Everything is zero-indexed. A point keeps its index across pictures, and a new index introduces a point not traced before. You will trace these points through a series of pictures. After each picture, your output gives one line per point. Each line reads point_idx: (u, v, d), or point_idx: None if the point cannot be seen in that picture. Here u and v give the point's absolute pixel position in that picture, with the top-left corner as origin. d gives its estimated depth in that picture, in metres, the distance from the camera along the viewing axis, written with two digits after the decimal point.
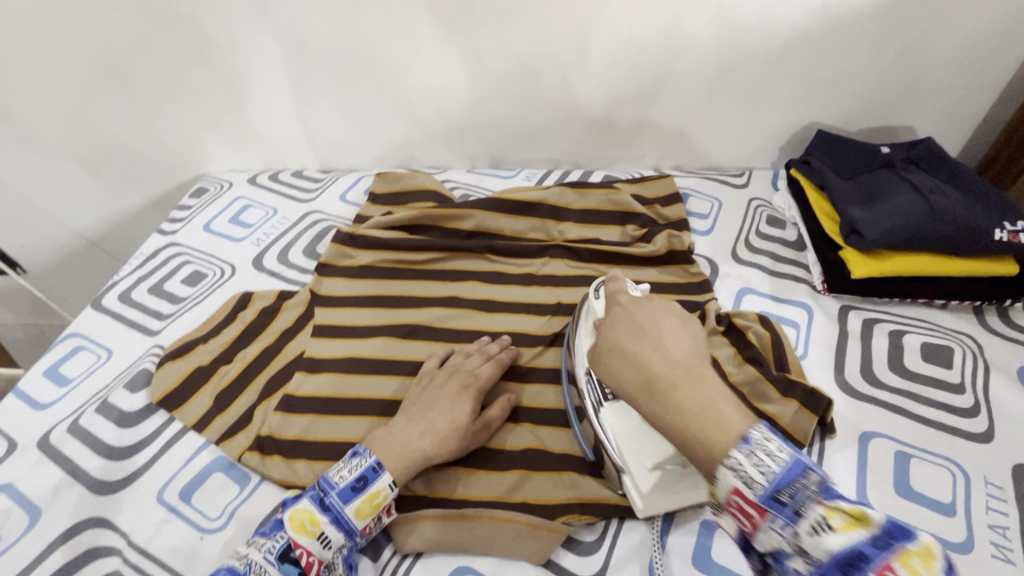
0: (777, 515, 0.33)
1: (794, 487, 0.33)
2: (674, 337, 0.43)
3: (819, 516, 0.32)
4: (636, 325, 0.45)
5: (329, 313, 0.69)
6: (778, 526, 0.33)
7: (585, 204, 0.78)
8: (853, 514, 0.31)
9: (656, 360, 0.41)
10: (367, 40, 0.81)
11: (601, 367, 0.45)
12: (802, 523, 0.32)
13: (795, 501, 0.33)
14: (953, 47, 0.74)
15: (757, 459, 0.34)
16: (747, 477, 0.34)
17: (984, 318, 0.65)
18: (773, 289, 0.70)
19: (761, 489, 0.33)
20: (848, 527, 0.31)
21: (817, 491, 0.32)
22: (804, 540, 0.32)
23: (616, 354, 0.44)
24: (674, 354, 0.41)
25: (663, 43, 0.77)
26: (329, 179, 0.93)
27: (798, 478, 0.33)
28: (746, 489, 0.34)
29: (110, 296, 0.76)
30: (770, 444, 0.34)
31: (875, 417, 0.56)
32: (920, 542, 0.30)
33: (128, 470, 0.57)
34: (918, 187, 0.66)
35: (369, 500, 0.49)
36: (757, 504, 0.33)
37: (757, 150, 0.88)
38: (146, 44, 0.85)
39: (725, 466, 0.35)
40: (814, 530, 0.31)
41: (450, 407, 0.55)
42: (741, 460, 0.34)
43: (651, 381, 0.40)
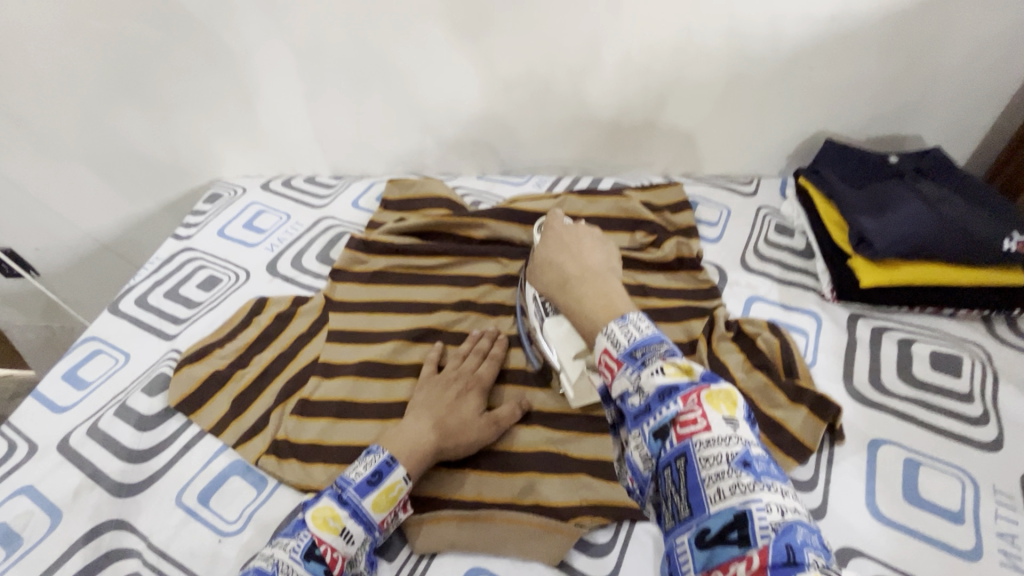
0: (629, 365, 0.41)
1: (648, 349, 0.41)
2: (590, 252, 0.59)
3: (659, 365, 0.39)
4: (561, 241, 0.61)
5: (344, 318, 0.70)
6: (629, 373, 0.40)
7: (595, 210, 0.79)
8: (683, 367, 0.39)
9: (570, 267, 0.57)
10: (381, 49, 0.82)
11: (535, 275, 0.60)
12: (646, 368, 0.40)
13: (644, 356, 0.41)
14: (961, 58, 0.75)
15: (627, 330, 0.43)
16: (615, 340, 0.43)
17: (992, 327, 0.66)
18: (782, 297, 0.71)
19: (623, 346, 0.42)
20: (677, 373, 0.39)
21: (664, 353, 0.41)
22: (643, 380, 0.39)
23: (544, 264, 0.59)
24: (586, 263, 0.57)
25: (672, 52, 0.78)
26: (340, 186, 0.94)
27: (653, 343, 0.41)
28: (613, 348, 0.43)
29: (126, 300, 0.77)
30: (641, 323, 0.44)
31: (884, 425, 0.57)
32: (726, 390, 0.37)
33: (147, 473, 0.58)
34: (927, 197, 0.67)
35: (386, 493, 0.50)
36: (618, 358, 0.42)
37: (765, 158, 0.89)
38: (163, 51, 0.86)
39: (603, 333, 0.45)
40: (651, 372, 0.39)
41: (456, 404, 0.58)
42: (615, 330, 0.44)
43: (566, 281, 0.56)
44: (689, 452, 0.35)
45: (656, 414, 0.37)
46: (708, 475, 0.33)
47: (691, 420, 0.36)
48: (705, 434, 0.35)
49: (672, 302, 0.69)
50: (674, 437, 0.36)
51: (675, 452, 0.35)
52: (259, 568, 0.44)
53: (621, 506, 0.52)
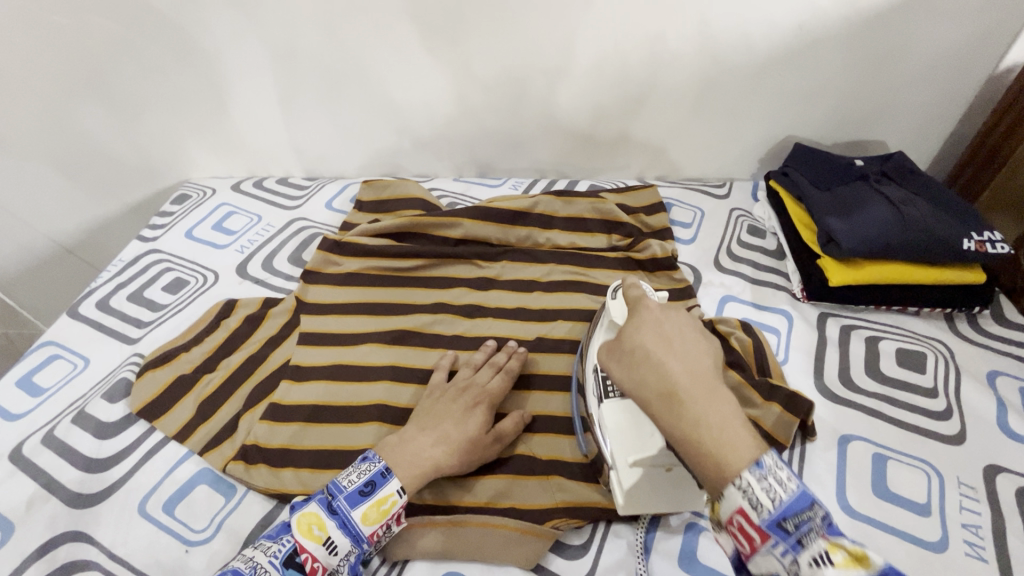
0: (779, 541, 0.34)
1: (800, 517, 0.34)
2: (696, 350, 0.42)
3: (821, 550, 0.33)
4: (661, 331, 0.43)
5: (316, 320, 0.69)
6: (778, 552, 0.34)
7: (571, 212, 0.79)
8: (853, 552, 0.32)
9: (677, 372, 0.40)
10: (355, 48, 0.81)
11: (618, 363, 0.43)
12: (804, 553, 0.33)
13: (798, 530, 0.34)
14: (921, 66, 0.77)
15: (767, 485, 0.35)
16: (754, 500, 0.34)
17: (955, 324, 0.68)
18: (754, 296, 0.72)
19: (767, 514, 0.34)
20: (847, 563, 0.32)
21: (820, 524, 0.34)
22: (803, 571, 0.33)
23: (640, 358, 0.42)
24: (695, 369, 0.40)
25: (647, 56, 0.79)
26: (314, 187, 0.93)
27: (804, 509, 0.34)
28: (752, 511, 0.35)
29: (87, 303, 0.74)
30: (782, 472, 0.35)
31: (854, 420, 0.58)
32: None
33: (106, 483, 0.55)
34: (890, 198, 0.69)
35: (377, 506, 0.48)
36: (760, 528, 0.34)
37: (738, 162, 0.90)
38: (130, 48, 0.84)
39: (735, 486, 0.35)
40: (814, 560, 0.33)
41: (465, 418, 0.55)
42: (751, 483, 0.35)
43: (670, 395, 0.39)
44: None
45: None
46: None
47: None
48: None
49: None
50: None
51: None
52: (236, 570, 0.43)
53: (598, 508, 0.52)
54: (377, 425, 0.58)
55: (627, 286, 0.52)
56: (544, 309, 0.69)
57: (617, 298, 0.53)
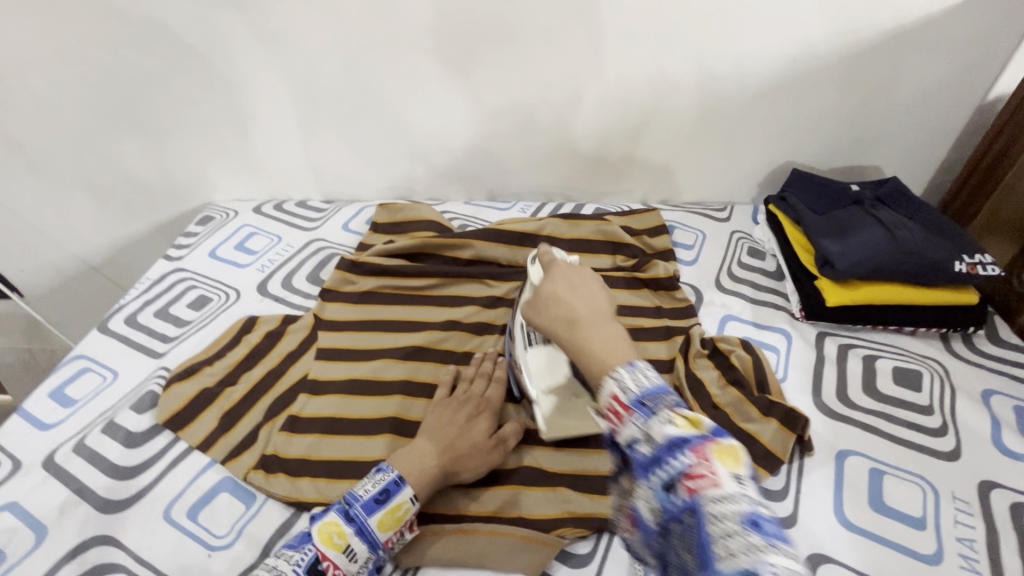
0: (638, 413, 0.36)
1: (656, 399, 0.36)
2: (596, 293, 0.49)
3: (667, 415, 0.35)
4: (567, 282, 0.50)
5: (334, 336, 0.72)
6: (635, 421, 0.36)
7: (576, 234, 0.83)
8: (691, 418, 0.35)
9: (581, 307, 0.47)
10: (374, 81, 0.87)
11: (535, 310, 0.50)
12: (654, 418, 0.35)
13: (653, 406, 0.36)
14: (912, 95, 0.81)
15: (636, 377, 0.38)
16: (624, 385, 0.38)
17: (950, 343, 0.70)
18: (754, 316, 0.74)
19: (632, 393, 0.37)
20: (686, 425, 0.34)
21: (672, 404, 0.36)
22: (649, 431, 0.35)
23: (551, 301, 0.48)
24: (595, 305, 0.47)
25: (649, 86, 0.83)
26: (331, 210, 0.97)
27: (660, 394, 0.36)
28: (621, 394, 0.37)
29: (116, 319, 0.78)
30: (648, 371, 0.39)
31: (851, 436, 0.60)
32: (735, 445, 0.33)
33: (134, 489, 0.58)
34: (884, 222, 0.71)
35: (392, 513, 0.50)
36: (626, 404, 0.37)
37: (738, 186, 0.94)
38: (163, 81, 0.90)
39: (612, 376, 0.39)
40: (659, 422, 0.35)
41: (469, 428, 0.58)
42: (623, 376, 0.38)
43: (574, 321, 0.46)
44: (697, 509, 0.31)
45: (664, 467, 0.34)
46: (716, 536, 0.30)
47: (700, 477, 0.32)
48: (715, 490, 0.31)
49: (653, 320, 0.73)
50: (683, 492, 0.32)
51: (682, 507, 0.32)
52: None
53: (602, 518, 0.54)
54: (390, 437, 0.61)
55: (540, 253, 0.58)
56: None
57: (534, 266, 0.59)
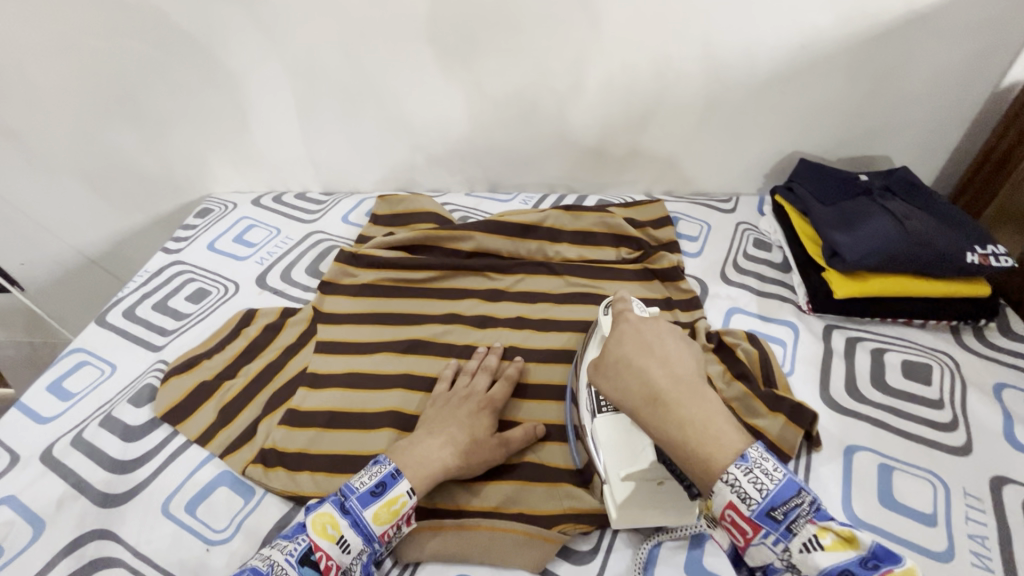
0: (772, 532, 0.38)
1: (788, 505, 0.38)
2: (680, 357, 0.46)
3: (810, 535, 0.38)
4: (641, 340, 0.48)
5: (333, 329, 0.71)
6: (772, 543, 0.39)
7: (579, 226, 0.81)
8: (843, 536, 0.38)
9: (659, 378, 0.44)
10: (374, 69, 0.85)
11: (606, 374, 0.47)
12: (796, 541, 0.38)
13: (787, 519, 0.38)
14: (923, 81, 0.79)
15: (753, 477, 0.39)
16: (742, 492, 0.39)
17: (961, 337, 0.68)
18: (760, 308, 0.73)
19: (756, 505, 0.38)
20: (838, 546, 0.37)
21: (811, 513, 0.38)
22: (795, 557, 0.38)
23: (623, 366, 0.46)
24: (678, 371, 0.45)
25: (653, 75, 0.81)
26: (330, 202, 0.96)
27: (791, 496, 0.38)
28: (741, 505, 0.39)
29: (114, 312, 0.78)
30: (768, 464, 0.39)
31: (860, 431, 0.59)
32: (907, 566, 0.36)
33: (132, 483, 0.57)
34: (894, 213, 0.70)
35: (388, 506, 0.49)
36: (750, 519, 0.39)
37: (744, 176, 0.92)
38: (159, 69, 0.88)
39: (724, 482, 0.39)
40: (804, 547, 0.38)
41: (470, 422, 0.57)
42: (738, 477, 0.39)
43: (656, 397, 0.43)
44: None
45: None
46: None
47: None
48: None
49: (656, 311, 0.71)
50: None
51: None
52: (254, 568, 0.44)
53: (605, 513, 0.53)
54: (391, 431, 0.60)
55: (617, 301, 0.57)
56: (551, 319, 0.71)
57: (607, 315, 0.57)
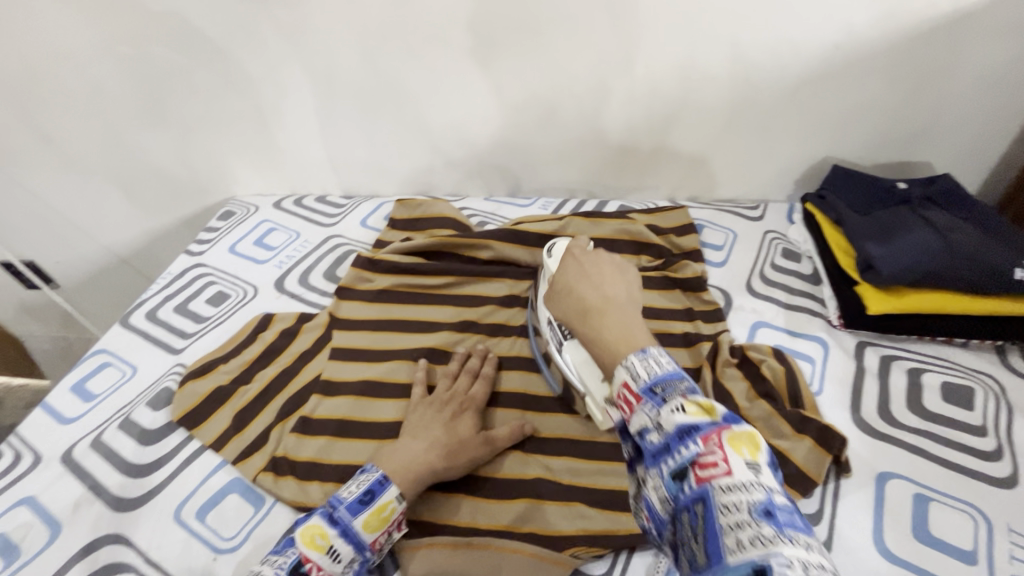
0: (649, 401, 0.37)
1: (669, 385, 0.38)
2: (613, 282, 0.50)
3: (679, 403, 0.36)
4: (581, 270, 0.52)
5: (348, 336, 0.71)
6: (647, 409, 0.37)
7: (599, 232, 0.79)
8: (704, 406, 0.35)
9: (592, 294, 0.48)
10: (394, 73, 0.85)
11: (554, 301, 0.52)
12: (666, 406, 0.36)
13: (665, 393, 0.37)
14: (968, 84, 0.74)
15: (647, 364, 0.40)
16: (635, 373, 0.39)
17: (1006, 357, 0.64)
18: (788, 323, 0.70)
19: (643, 380, 0.38)
20: (699, 413, 0.35)
21: (685, 392, 0.37)
22: (663, 418, 0.36)
23: (565, 292, 0.50)
24: (608, 292, 0.49)
25: (678, 77, 0.79)
26: (350, 205, 0.96)
27: (673, 380, 0.38)
28: (633, 382, 0.39)
29: (137, 314, 0.79)
30: (662, 358, 0.40)
31: (894, 457, 0.55)
32: (751, 433, 0.33)
33: (147, 487, 0.58)
34: (935, 224, 0.66)
35: (377, 513, 0.49)
36: (638, 393, 0.38)
37: (773, 182, 0.88)
38: (184, 73, 0.89)
39: (623, 364, 0.40)
40: (672, 410, 0.36)
41: (451, 423, 0.57)
42: (635, 363, 0.40)
43: (586, 310, 0.47)
44: (708, 498, 0.31)
45: (675, 454, 0.34)
46: (726, 525, 0.29)
47: (710, 464, 0.32)
48: (726, 478, 0.31)
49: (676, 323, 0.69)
50: (692, 480, 0.32)
51: (693, 496, 0.32)
52: None
53: (621, 535, 0.51)
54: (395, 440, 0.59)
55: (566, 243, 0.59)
56: None
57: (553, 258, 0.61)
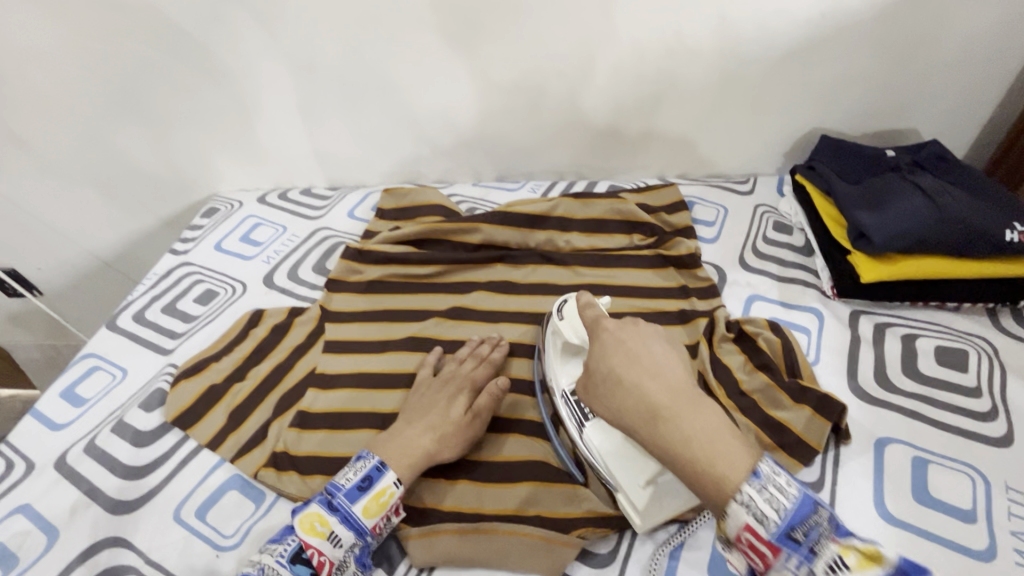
0: (791, 552, 0.34)
1: (807, 524, 0.35)
2: (668, 363, 0.43)
3: (833, 555, 0.33)
4: (624, 353, 0.44)
5: (341, 328, 0.70)
6: (793, 565, 0.34)
7: (589, 213, 0.79)
8: (866, 552, 0.33)
9: (656, 393, 0.41)
10: (374, 59, 0.83)
11: (598, 397, 0.45)
12: (818, 561, 0.33)
13: (808, 539, 0.34)
14: (953, 49, 0.74)
15: (768, 494, 0.35)
16: (759, 513, 0.35)
17: (998, 319, 0.65)
18: (782, 295, 0.70)
19: (774, 527, 0.34)
20: (861, 564, 0.32)
21: (830, 531, 0.34)
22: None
23: (612, 385, 0.43)
24: (671, 381, 0.42)
25: (663, 52, 0.78)
26: (336, 197, 0.94)
27: (812, 516, 0.35)
28: (759, 526, 0.35)
29: (124, 316, 0.77)
30: (780, 479, 0.36)
31: (891, 422, 0.56)
32: (925, 575, 0.32)
33: (144, 489, 0.57)
34: (925, 190, 0.66)
35: (376, 498, 0.50)
36: (769, 541, 0.35)
37: (762, 155, 0.88)
38: (158, 68, 0.87)
39: (737, 500, 0.35)
40: (829, 567, 0.33)
41: (447, 406, 0.57)
42: (753, 496, 0.35)
43: (655, 413, 0.40)
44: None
45: None
46: None
47: None
48: None
49: (671, 301, 0.69)
50: None
51: None
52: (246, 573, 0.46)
53: (626, 514, 0.51)
54: None
55: (582, 307, 0.52)
56: None
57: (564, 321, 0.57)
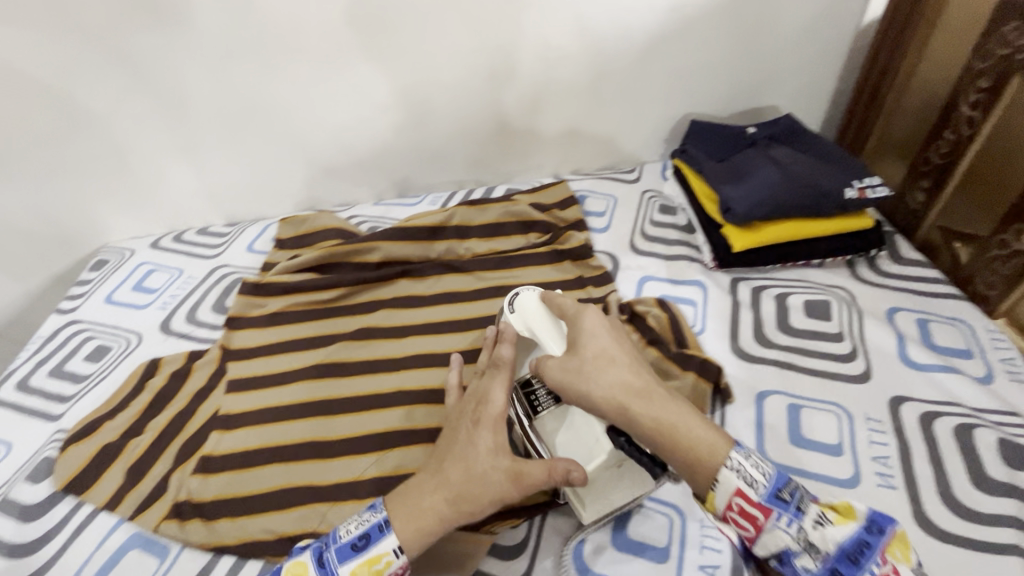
0: (785, 513, 0.40)
1: (791, 487, 0.41)
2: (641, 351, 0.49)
3: (819, 514, 0.41)
4: (610, 333, 0.49)
5: (243, 366, 0.69)
6: (786, 523, 0.40)
7: (485, 219, 0.81)
8: (843, 510, 0.41)
9: (643, 372, 0.46)
10: (252, 90, 0.82)
11: (586, 374, 0.46)
12: (807, 519, 0.40)
13: (795, 499, 0.41)
14: (791, 31, 0.82)
15: (754, 463, 0.41)
16: (750, 479, 0.40)
17: (856, 270, 0.71)
18: (670, 272, 0.74)
19: (765, 489, 0.40)
20: (841, 520, 0.41)
21: (809, 496, 0.42)
22: (812, 535, 0.40)
23: (605, 361, 0.46)
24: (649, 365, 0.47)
25: (535, 57, 0.81)
26: (234, 233, 0.92)
27: (791, 482, 0.42)
28: (751, 490, 0.40)
29: (6, 386, 0.72)
30: (762, 459, 0.42)
31: (769, 376, 0.60)
32: (899, 534, 0.40)
33: (34, 566, 0.54)
34: (777, 160, 0.72)
35: (369, 564, 0.44)
36: (762, 504, 0.40)
37: (645, 144, 0.93)
38: (17, 122, 0.82)
39: (729, 467, 0.41)
40: (816, 523, 0.40)
41: (466, 454, 0.47)
42: (742, 463, 0.41)
43: (645, 390, 0.44)
44: None
45: None
46: None
47: None
48: None
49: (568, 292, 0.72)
50: None
51: None
52: None
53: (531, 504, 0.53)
54: (307, 463, 0.59)
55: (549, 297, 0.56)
56: (470, 318, 0.71)
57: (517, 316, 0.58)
